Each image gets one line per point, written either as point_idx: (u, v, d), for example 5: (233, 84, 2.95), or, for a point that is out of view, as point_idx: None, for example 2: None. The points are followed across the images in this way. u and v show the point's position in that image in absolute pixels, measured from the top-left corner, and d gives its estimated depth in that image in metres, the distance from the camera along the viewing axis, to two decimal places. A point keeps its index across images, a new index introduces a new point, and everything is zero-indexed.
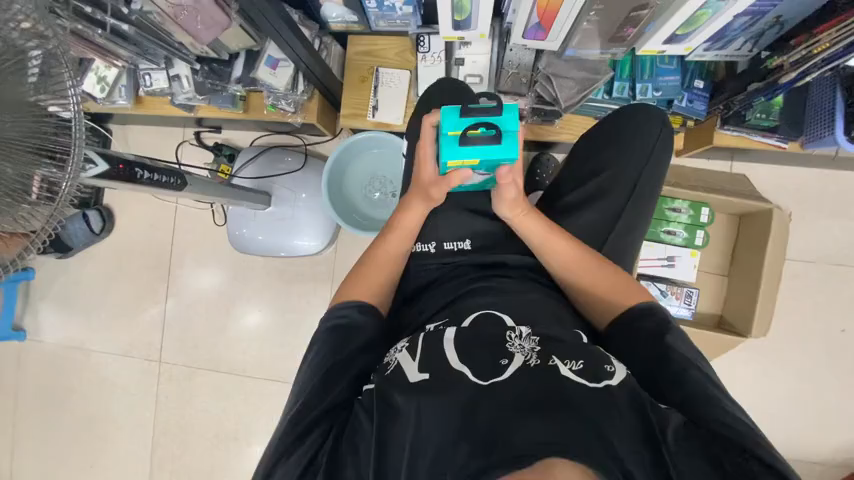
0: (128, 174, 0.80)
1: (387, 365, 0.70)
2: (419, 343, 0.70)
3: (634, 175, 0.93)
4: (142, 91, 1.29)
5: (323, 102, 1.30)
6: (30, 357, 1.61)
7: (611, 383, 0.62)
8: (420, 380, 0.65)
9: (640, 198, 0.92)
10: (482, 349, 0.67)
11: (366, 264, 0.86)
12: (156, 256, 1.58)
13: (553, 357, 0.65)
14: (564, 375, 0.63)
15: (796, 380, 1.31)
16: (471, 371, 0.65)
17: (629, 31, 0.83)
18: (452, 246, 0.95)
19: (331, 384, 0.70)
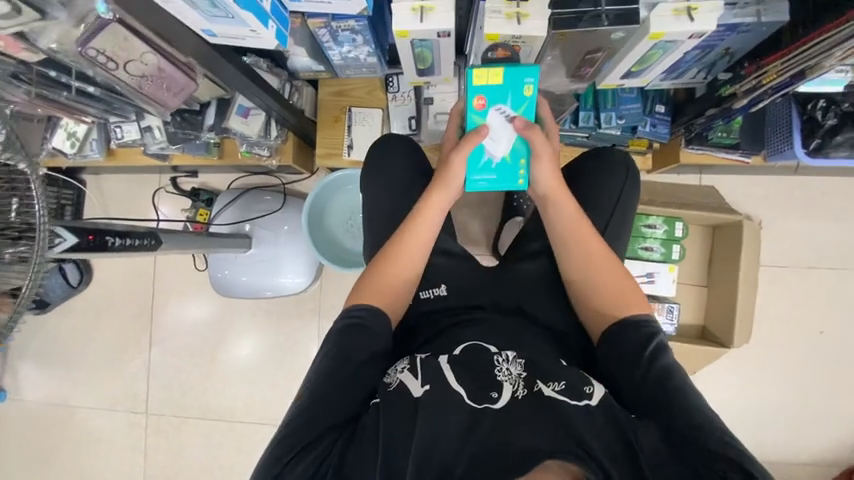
0: (100, 243, 0.79)
1: (389, 385, 0.67)
2: (418, 363, 0.69)
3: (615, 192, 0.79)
4: (114, 144, 1.28)
5: (299, 143, 1.32)
6: (10, 419, 1.55)
7: (591, 403, 0.63)
8: (422, 394, 0.64)
9: (620, 216, 0.80)
10: (474, 373, 0.67)
11: (378, 262, 0.81)
12: (139, 305, 1.55)
13: (538, 382, 0.66)
14: (550, 397, 0.64)
15: (782, 382, 1.33)
16: (465, 392, 0.65)
17: (586, 71, 0.86)
18: (430, 293, 0.86)
19: (343, 395, 0.68)
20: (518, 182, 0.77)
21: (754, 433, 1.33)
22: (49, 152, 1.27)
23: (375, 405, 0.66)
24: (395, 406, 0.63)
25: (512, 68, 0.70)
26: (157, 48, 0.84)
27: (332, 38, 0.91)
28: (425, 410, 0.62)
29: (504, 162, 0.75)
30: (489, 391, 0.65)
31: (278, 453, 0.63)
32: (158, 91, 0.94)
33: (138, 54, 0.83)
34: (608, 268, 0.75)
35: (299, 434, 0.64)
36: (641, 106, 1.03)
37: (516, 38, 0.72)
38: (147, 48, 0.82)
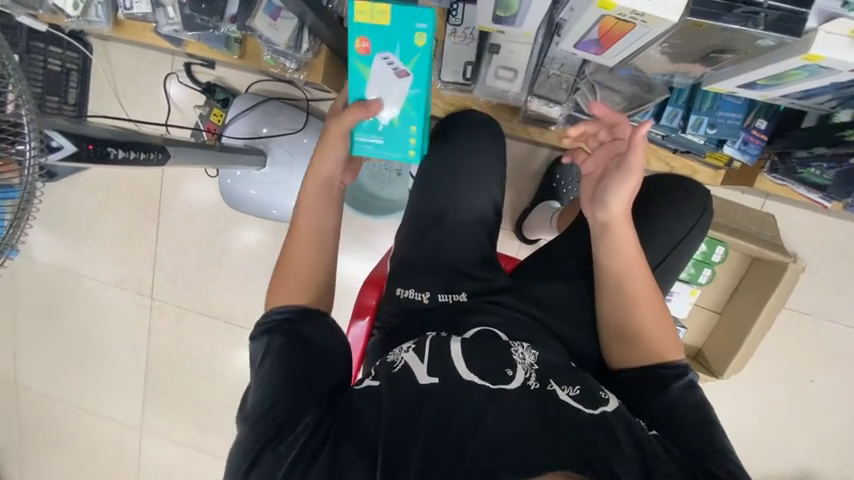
0: (100, 155, 0.70)
1: (393, 364, 0.64)
2: (425, 347, 0.67)
3: (676, 237, 0.78)
4: (122, 14, 1.11)
5: (333, 60, 1.12)
6: (24, 272, 1.64)
7: (606, 410, 0.60)
8: (429, 384, 0.60)
9: (672, 261, 0.78)
10: (487, 360, 0.65)
11: (285, 271, 0.71)
12: (148, 194, 1.53)
13: (551, 382, 0.62)
14: (563, 400, 0.60)
15: (754, 413, 1.37)
16: (479, 377, 0.61)
17: (698, 67, 0.72)
18: (447, 299, 0.79)
19: (319, 374, 0.62)
20: (408, 152, 0.76)
21: None
22: (49, 10, 1.12)
23: (371, 385, 0.62)
24: (401, 387, 0.60)
25: (400, 8, 0.70)
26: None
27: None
28: (430, 398, 0.59)
29: (392, 125, 0.75)
30: (504, 369, 0.63)
31: (259, 432, 0.57)
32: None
33: None
34: (655, 304, 0.70)
35: (285, 409, 0.58)
36: (740, 118, 0.87)
37: (637, 16, 0.56)
38: None
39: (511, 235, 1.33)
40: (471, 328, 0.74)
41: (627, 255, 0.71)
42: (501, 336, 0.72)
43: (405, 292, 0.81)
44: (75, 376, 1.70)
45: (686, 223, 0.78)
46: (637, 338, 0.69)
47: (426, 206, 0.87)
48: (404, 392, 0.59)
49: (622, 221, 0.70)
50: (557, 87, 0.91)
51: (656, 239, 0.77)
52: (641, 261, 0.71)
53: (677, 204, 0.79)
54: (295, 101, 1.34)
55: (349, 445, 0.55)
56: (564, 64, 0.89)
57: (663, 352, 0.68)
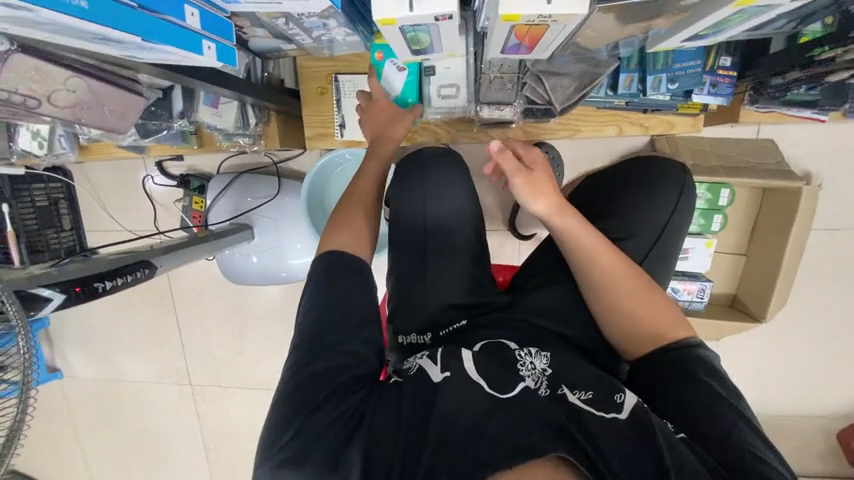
0: (88, 293, 0.74)
1: (409, 369, 0.63)
2: (438, 352, 0.65)
3: (664, 214, 0.77)
4: (84, 140, 1.15)
5: (285, 119, 1.13)
6: (74, 390, 1.74)
7: (620, 415, 0.56)
8: (442, 381, 0.58)
9: (670, 240, 0.76)
10: (499, 368, 0.61)
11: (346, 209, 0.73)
12: (160, 290, 1.60)
13: (562, 386, 0.61)
14: (573, 403, 0.58)
15: (812, 345, 1.29)
16: (488, 384, 0.58)
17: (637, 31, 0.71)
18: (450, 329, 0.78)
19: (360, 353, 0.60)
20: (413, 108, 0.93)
21: (774, 390, 1.33)
22: (20, 154, 1.14)
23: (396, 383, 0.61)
24: (418, 390, 0.58)
25: None
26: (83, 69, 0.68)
27: (296, 23, 0.78)
28: (446, 396, 0.56)
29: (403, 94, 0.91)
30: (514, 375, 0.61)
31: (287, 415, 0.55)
32: (101, 117, 0.80)
33: (62, 80, 0.67)
34: (634, 285, 0.69)
35: (314, 388, 0.56)
36: (701, 63, 0.82)
37: (545, 18, 0.55)
38: (68, 71, 0.67)
39: (507, 235, 1.31)
40: (478, 339, 0.72)
41: (584, 247, 0.71)
42: (512, 344, 0.69)
43: (410, 336, 0.79)
44: (145, 473, 1.79)
45: (669, 199, 0.77)
46: (632, 327, 0.68)
47: (405, 240, 0.84)
48: (423, 393, 0.57)
49: (560, 218, 0.72)
50: (502, 90, 0.89)
51: (644, 220, 0.76)
52: (602, 248, 0.70)
53: (654, 181, 0.79)
54: (264, 168, 1.37)
55: (375, 439, 0.54)
56: (503, 65, 0.86)
57: (665, 329, 0.66)
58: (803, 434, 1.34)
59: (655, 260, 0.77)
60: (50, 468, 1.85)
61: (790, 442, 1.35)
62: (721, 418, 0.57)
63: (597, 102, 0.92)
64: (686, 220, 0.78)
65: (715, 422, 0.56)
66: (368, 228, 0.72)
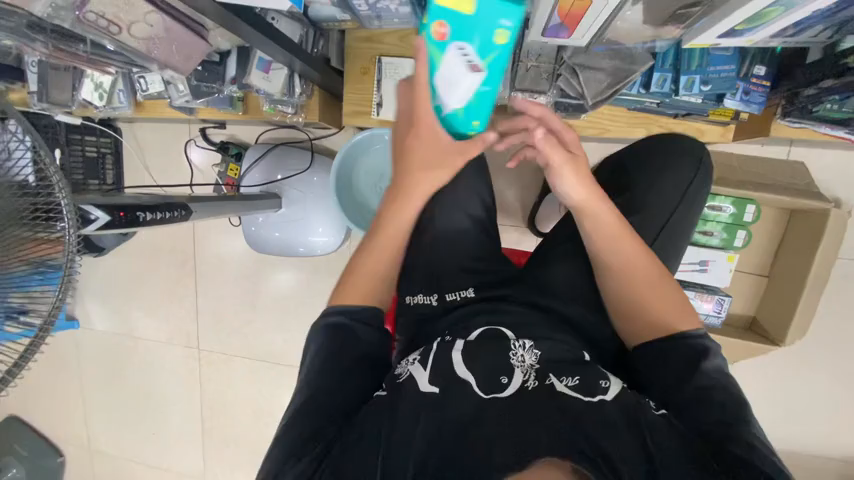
0: (131, 219, 0.79)
1: (398, 375, 0.66)
2: (428, 354, 0.68)
3: (678, 191, 0.79)
4: (141, 96, 1.24)
5: (325, 97, 1.20)
6: (87, 342, 1.80)
7: (606, 397, 0.59)
8: (431, 393, 0.61)
9: (680, 218, 0.78)
10: (486, 359, 0.65)
11: (351, 276, 0.70)
12: (183, 252, 1.66)
13: (549, 375, 0.62)
14: (560, 391, 0.60)
15: (834, 380, 1.23)
16: (475, 382, 0.62)
17: (670, 29, 0.77)
18: (456, 296, 0.82)
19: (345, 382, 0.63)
20: None
21: (790, 424, 1.27)
22: (80, 104, 1.27)
23: (382, 395, 0.63)
24: (407, 399, 0.60)
25: None
26: (159, 4, 0.78)
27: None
28: (434, 407, 0.59)
29: None
30: (500, 377, 0.62)
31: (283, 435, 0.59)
32: (170, 55, 0.87)
33: (141, 12, 0.78)
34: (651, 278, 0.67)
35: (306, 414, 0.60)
36: (734, 68, 0.84)
37: None
38: (148, 5, 0.77)
39: (526, 232, 1.32)
40: (477, 325, 0.73)
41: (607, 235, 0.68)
42: (506, 335, 0.70)
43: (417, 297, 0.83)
44: (140, 433, 1.81)
45: (683, 179, 0.79)
46: (636, 316, 0.68)
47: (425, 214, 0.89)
48: (411, 401, 0.60)
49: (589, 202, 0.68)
50: (537, 77, 0.93)
51: (658, 198, 0.79)
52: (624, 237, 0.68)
53: (668, 164, 0.81)
54: (299, 143, 1.44)
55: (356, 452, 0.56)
56: (540, 55, 0.91)
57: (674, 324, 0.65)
58: (819, 475, 1.27)
59: (667, 239, 0.78)
60: (51, 416, 1.88)
61: None
62: (717, 402, 0.58)
63: (627, 100, 0.95)
64: (696, 200, 0.80)
65: (709, 405, 0.58)
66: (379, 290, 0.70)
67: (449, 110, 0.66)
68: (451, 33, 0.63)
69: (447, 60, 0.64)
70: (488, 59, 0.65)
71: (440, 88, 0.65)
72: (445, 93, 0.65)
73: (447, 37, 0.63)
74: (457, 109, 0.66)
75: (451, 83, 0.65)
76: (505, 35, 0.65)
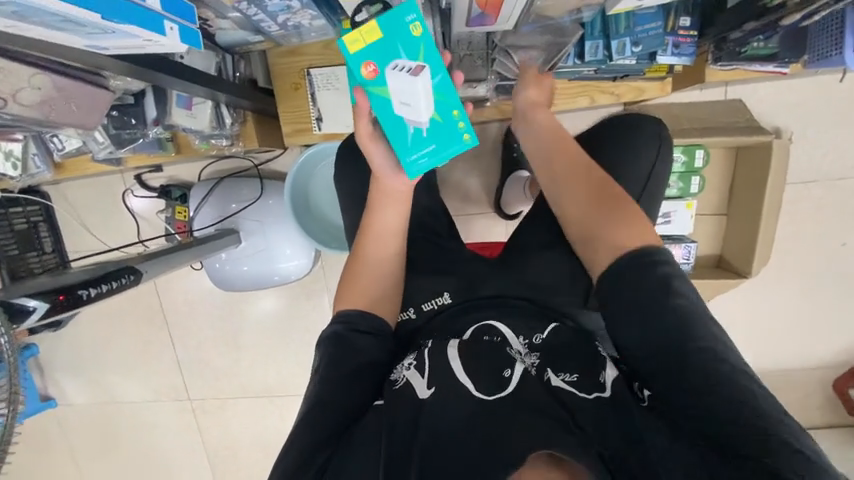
0: (73, 301, 0.73)
1: (394, 382, 0.64)
2: (424, 359, 0.65)
3: (648, 165, 0.77)
4: (59, 156, 1.14)
5: (261, 121, 1.14)
6: (69, 418, 1.70)
7: (602, 393, 0.60)
8: (429, 396, 0.60)
9: (651, 194, 0.78)
10: (490, 361, 0.62)
11: (353, 270, 0.76)
12: (150, 307, 1.57)
13: (547, 371, 0.63)
14: (557, 387, 0.60)
15: (799, 297, 1.32)
16: (473, 383, 0.60)
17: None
18: (432, 305, 0.79)
19: (343, 404, 0.62)
20: None
21: (768, 345, 1.36)
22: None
23: (378, 407, 0.62)
24: (402, 406, 0.59)
25: None
26: (42, 63, 0.71)
27: (260, 8, 0.80)
28: (431, 410, 0.58)
29: None
30: (501, 371, 0.61)
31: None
32: (68, 113, 0.81)
33: (27, 78, 0.70)
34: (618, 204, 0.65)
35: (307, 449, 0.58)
36: (661, 25, 0.84)
37: None
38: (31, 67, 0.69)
39: (494, 217, 1.32)
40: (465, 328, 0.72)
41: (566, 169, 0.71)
42: (506, 331, 0.69)
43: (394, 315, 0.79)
44: None
45: (652, 153, 0.77)
46: (599, 239, 0.64)
47: None
48: (405, 408, 0.59)
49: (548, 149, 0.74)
50: (472, 66, 0.92)
51: (629, 175, 0.77)
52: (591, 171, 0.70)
53: (635, 133, 0.78)
54: (246, 171, 1.36)
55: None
56: (471, 43, 0.89)
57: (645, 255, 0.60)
58: (800, 385, 1.37)
59: None
60: None
61: (788, 395, 1.37)
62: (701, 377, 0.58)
63: (565, 73, 0.94)
64: (663, 174, 0.79)
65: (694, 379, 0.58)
66: (384, 293, 0.76)
67: (426, 119, 0.71)
68: (380, 65, 0.68)
69: (392, 88, 0.69)
70: (422, 57, 0.68)
71: (402, 112, 0.71)
72: (411, 112, 0.70)
73: (379, 70, 0.69)
74: (433, 114, 0.71)
75: (413, 97, 0.69)
76: (421, 26, 0.67)
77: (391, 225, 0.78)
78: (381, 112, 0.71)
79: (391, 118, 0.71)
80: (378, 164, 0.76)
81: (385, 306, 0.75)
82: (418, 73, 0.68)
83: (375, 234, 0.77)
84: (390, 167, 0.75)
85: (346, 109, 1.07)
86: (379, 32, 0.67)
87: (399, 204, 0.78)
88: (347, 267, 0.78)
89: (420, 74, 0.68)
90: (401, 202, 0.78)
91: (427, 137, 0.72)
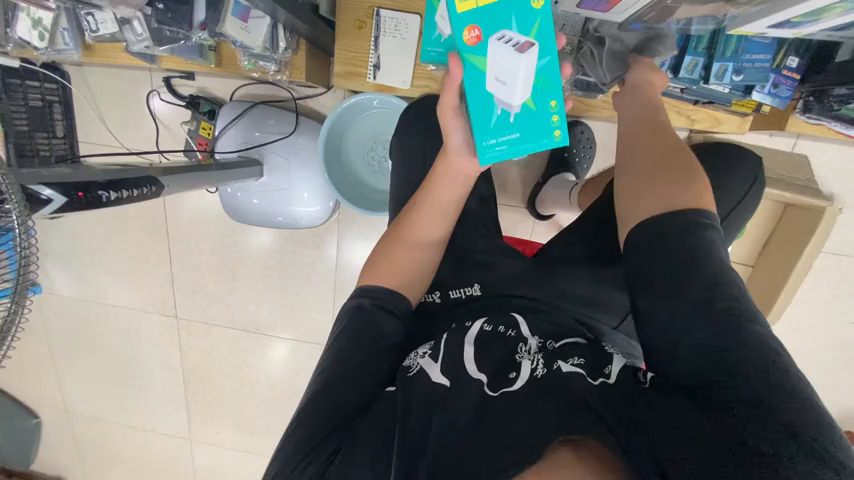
0: (92, 200, 0.68)
1: (408, 369, 0.62)
2: (440, 347, 0.63)
3: (733, 202, 0.74)
4: (90, 38, 1.05)
5: (312, 52, 1.05)
6: (53, 307, 1.69)
7: (607, 380, 0.55)
8: (445, 383, 0.58)
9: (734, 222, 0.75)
10: (503, 357, 0.60)
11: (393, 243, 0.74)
12: (153, 217, 1.52)
13: (557, 359, 0.58)
14: (568, 372, 0.55)
15: (792, 361, 1.33)
16: (485, 379, 0.58)
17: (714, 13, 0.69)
18: (460, 294, 0.76)
19: (359, 385, 0.61)
20: None
21: None
22: (16, 44, 1.06)
23: (391, 392, 0.60)
24: (420, 390, 0.58)
25: None
26: None
27: None
28: (450, 398, 0.56)
29: None
30: (508, 371, 0.58)
31: (291, 449, 0.56)
32: None
33: None
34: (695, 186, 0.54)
35: (320, 422, 0.57)
36: (769, 59, 0.78)
37: None
38: None
39: (524, 213, 1.28)
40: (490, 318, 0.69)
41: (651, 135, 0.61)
42: (522, 328, 0.65)
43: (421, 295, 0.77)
44: (120, 397, 1.78)
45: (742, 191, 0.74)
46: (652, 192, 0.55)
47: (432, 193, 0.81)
48: (423, 393, 0.57)
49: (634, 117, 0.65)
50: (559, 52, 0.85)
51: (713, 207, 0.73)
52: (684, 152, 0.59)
53: (733, 163, 0.75)
54: (282, 102, 1.28)
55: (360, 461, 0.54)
56: (566, 25, 0.83)
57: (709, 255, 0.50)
58: None
59: None
60: (19, 380, 1.81)
61: None
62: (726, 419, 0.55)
63: None
64: (749, 205, 0.76)
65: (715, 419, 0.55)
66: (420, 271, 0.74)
67: (519, 104, 0.66)
68: (484, 33, 0.64)
69: (491, 62, 0.64)
70: (533, 34, 0.65)
71: (494, 89, 0.66)
72: (504, 93, 0.65)
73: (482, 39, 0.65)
74: (527, 100, 0.66)
75: (510, 74, 0.64)
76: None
77: (444, 208, 0.74)
78: (471, 85, 0.67)
79: (479, 96, 0.67)
80: (452, 142, 0.71)
81: (414, 286, 0.73)
82: (522, 50, 0.63)
83: (426, 212, 0.74)
84: (463, 146, 0.71)
85: (407, 63, 1.00)
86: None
87: (460, 186, 0.74)
88: (387, 236, 0.76)
89: (526, 51, 0.63)
90: (460, 185, 0.74)
91: (512, 124, 0.68)
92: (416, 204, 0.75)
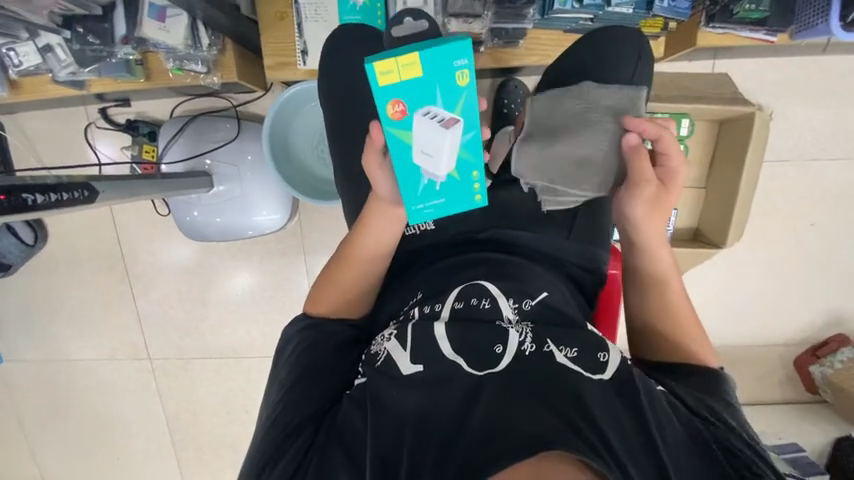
0: (18, 205, 0.66)
1: (376, 357, 0.61)
2: (408, 329, 0.62)
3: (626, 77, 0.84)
4: (13, 73, 1.04)
5: (242, 53, 1.08)
6: (15, 376, 1.58)
7: (604, 376, 0.56)
8: (414, 373, 0.57)
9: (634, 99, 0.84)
10: (479, 335, 0.60)
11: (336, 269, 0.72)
12: (110, 256, 1.47)
13: (548, 342, 0.58)
14: (560, 363, 0.56)
15: (767, 275, 1.36)
16: (466, 361, 0.57)
17: None
18: (414, 231, 0.80)
19: (319, 384, 0.63)
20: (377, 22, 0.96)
21: (735, 322, 1.40)
22: None
23: (360, 383, 0.60)
24: (386, 382, 0.57)
25: None
26: None
27: None
28: (418, 386, 0.56)
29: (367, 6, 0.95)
30: (493, 347, 0.58)
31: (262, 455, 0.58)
32: None
33: None
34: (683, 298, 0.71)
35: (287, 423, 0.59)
36: None
37: None
38: None
39: None
40: (453, 286, 0.68)
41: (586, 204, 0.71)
42: (496, 296, 0.65)
43: None
44: (103, 462, 1.64)
45: (633, 60, 0.84)
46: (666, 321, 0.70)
47: None
48: (391, 385, 0.56)
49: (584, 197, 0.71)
50: (470, 1, 0.89)
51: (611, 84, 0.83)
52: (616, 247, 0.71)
53: (613, 53, 0.85)
54: (222, 111, 1.29)
55: (332, 455, 0.55)
56: None
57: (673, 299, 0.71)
58: (763, 362, 1.41)
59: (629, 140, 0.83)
60: None
61: (752, 372, 1.41)
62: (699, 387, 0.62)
63: (563, 19, 0.93)
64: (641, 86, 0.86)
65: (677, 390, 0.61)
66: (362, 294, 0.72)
67: (444, 176, 0.59)
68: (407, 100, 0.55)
69: (414, 135, 0.57)
70: (461, 108, 0.56)
71: (419, 161, 0.58)
72: (429, 165, 0.58)
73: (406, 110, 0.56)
74: (452, 171, 0.59)
75: (436, 148, 0.57)
76: (469, 75, 0.54)
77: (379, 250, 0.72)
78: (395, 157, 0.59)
79: (404, 164, 0.59)
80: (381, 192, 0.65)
81: (358, 306, 0.73)
82: (449, 124, 0.55)
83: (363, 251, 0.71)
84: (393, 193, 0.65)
85: None
86: (419, 68, 0.54)
87: (395, 227, 0.71)
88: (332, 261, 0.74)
89: (452, 127, 0.55)
90: (396, 222, 0.70)
91: (438, 191, 0.61)
92: (348, 249, 0.72)
